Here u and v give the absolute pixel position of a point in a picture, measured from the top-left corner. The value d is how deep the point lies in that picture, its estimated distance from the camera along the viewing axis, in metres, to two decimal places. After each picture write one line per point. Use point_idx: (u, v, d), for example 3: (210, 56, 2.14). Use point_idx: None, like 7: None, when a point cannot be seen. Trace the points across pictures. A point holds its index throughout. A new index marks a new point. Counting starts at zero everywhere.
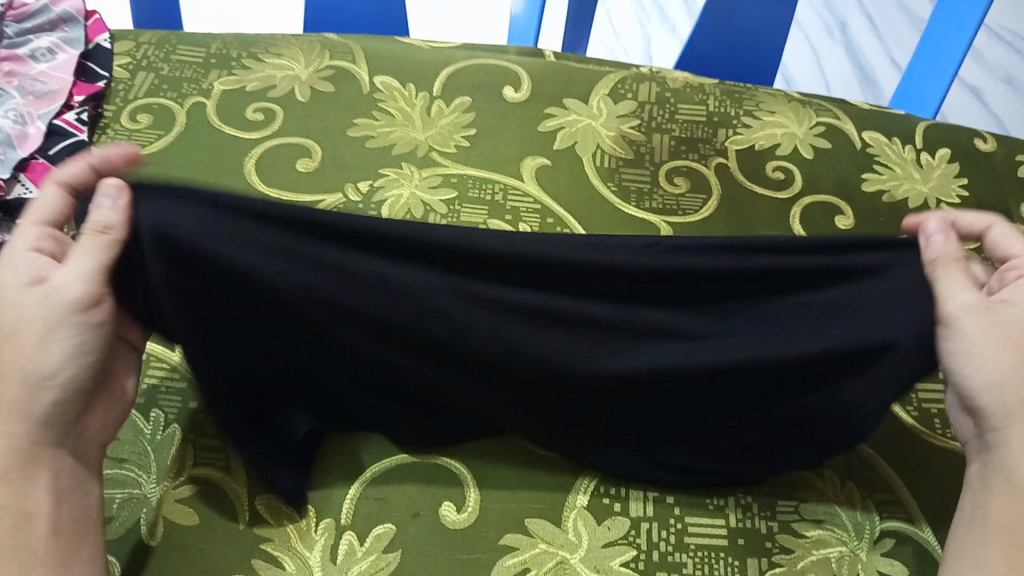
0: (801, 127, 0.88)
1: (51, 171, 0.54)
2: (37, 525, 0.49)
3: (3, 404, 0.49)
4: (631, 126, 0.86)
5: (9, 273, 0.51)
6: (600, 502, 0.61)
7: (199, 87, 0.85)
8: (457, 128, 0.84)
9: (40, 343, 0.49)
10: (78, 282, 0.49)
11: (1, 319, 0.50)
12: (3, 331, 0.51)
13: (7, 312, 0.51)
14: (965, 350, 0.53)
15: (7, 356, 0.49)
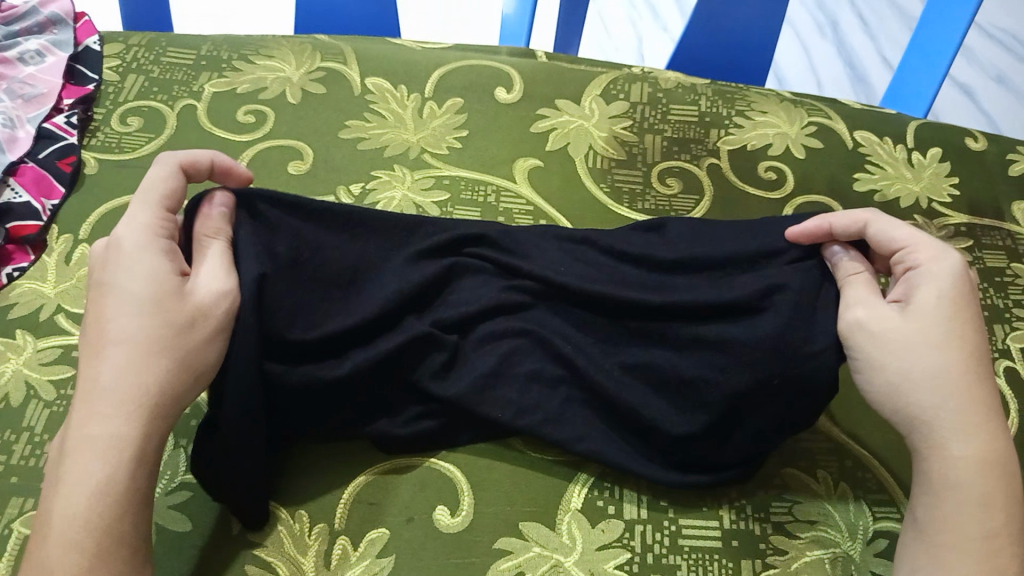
0: (793, 127, 0.88)
1: (157, 186, 0.59)
2: (123, 523, 0.49)
3: (119, 397, 0.51)
4: (624, 127, 0.86)
5: (146, 259, 0.55)
6: (594, 505, 0.61)
7: (189, 89, 0.84)
8: (449, 130, 0.84)
9: (176, 336, 0.53)
10: (223, 279, 0.57)
11: (113, 312, 0.53)
12: (106, 335, 0.53)
13: (114, 319, 0.53)
14: (888, 354, 0.56)
15: (134, 347, 0.52)
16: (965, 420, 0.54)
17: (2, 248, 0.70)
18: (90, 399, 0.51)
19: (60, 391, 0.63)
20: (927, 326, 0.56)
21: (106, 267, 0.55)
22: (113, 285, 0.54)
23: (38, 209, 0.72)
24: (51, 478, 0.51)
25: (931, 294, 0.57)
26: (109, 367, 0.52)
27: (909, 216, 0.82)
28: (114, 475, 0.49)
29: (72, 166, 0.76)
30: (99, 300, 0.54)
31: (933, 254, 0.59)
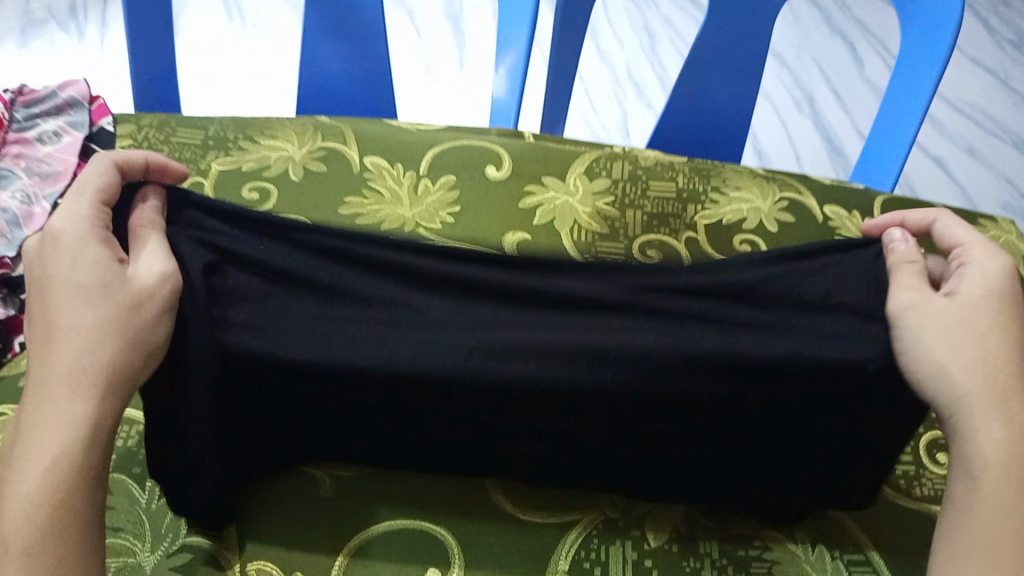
0: (766, 202, 0.93)
1: (89, 181, 0.57)
2: (78, 499, 0.52)
3: (68, 384, 0.53)
4: (607, 203, 0.91)
5: (83, 254, 0.55)
6: (581, 566, 0.64)
7: (196, 168, 0.89)
8: (443, 205, 0.89)
9: (116, 323, 0.54)
10: (161, 263, 0.57)
11: (59, 302, 0.55)
12: (58, 325, 0.54)
13: (64, 309, 0.54)
14: (935, 339, 0.58)
15: (84, 334, 0.54)
16: (1000, 406, 0.57)
17: (16, 319, 0.74)
18: (40, 385, 0.53)
19: None
20: (968, 318, 0.60)
21: (48, 257, 0.56)
22: (56, 277, 0.55)
23: None
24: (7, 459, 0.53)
25: (978, 288, 0.61)
26: (61, 355, 0.53)
27: None
28: (66, 454, 0.52)
29: None
30: (44, 289, 0.55)
31: (982, 251, 0.64)
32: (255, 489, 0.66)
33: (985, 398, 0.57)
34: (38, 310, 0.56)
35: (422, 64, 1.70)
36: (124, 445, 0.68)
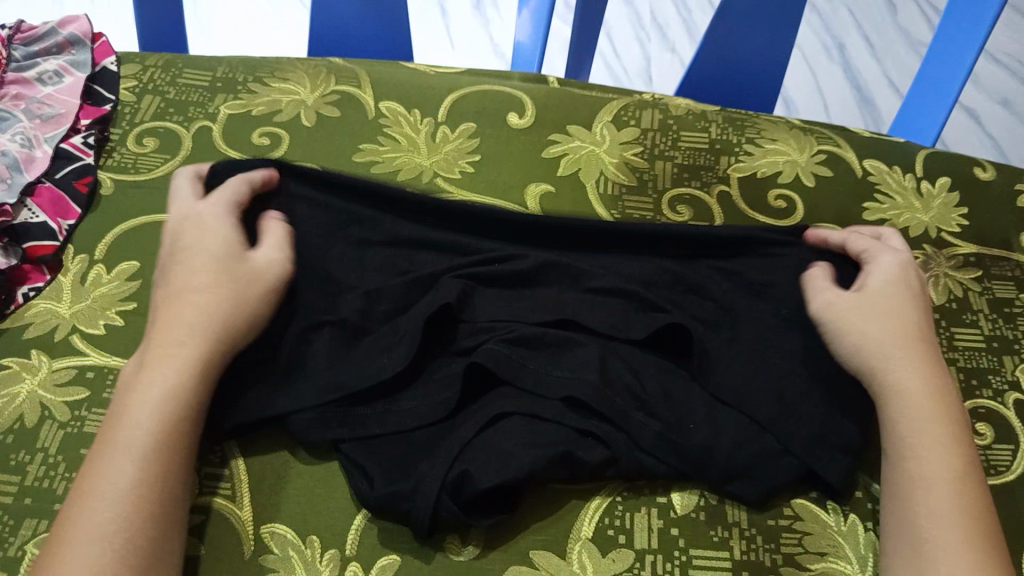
0: (802, 154, 0.88)
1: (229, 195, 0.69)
2: (191, 414, 0.58)
3: (201, 321, 0.61)
4: (634, 153, 0.86)
5: (220, 231, 0.66)
6: (604, 533, 0.62)
7: (205, 111, 0.84)
8: (462, 154, 0.84)
9: (233, 286, 0.64)
10: (274, 258, 0.67)
11: (196, 262, 0.64)
12: (190, 282, 0.63)
13: (197, 270, 0.64)
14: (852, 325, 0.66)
15: (210, 291, 0.63)
16: (911, 359, 0.64)
17: (18, 268, 0.70)
18: (176, 314, 0.62)
19: (74, 413, 0.64)
20: (876, 299, 0.68)
21: (194, 234, 0.66)
22: (186, 261, 0.65)
23: (55, 229, 0.73)
24: (127, 382, 0.59)
25: (882, 278, 0.69)
26: (200, 302, 0.62)
27: (918, 246, 0.83)
28: (188, 377, 0.59)
29: (89, 186, 0.76)
30: (180, 258, 0.65)
31: (875, 251, 0.72)
32: (272, 443, 0.64)
33: (900, 354, 0.64)
34: (172, 276, 0.64)
35: (437, 2, 1.63)
36: None
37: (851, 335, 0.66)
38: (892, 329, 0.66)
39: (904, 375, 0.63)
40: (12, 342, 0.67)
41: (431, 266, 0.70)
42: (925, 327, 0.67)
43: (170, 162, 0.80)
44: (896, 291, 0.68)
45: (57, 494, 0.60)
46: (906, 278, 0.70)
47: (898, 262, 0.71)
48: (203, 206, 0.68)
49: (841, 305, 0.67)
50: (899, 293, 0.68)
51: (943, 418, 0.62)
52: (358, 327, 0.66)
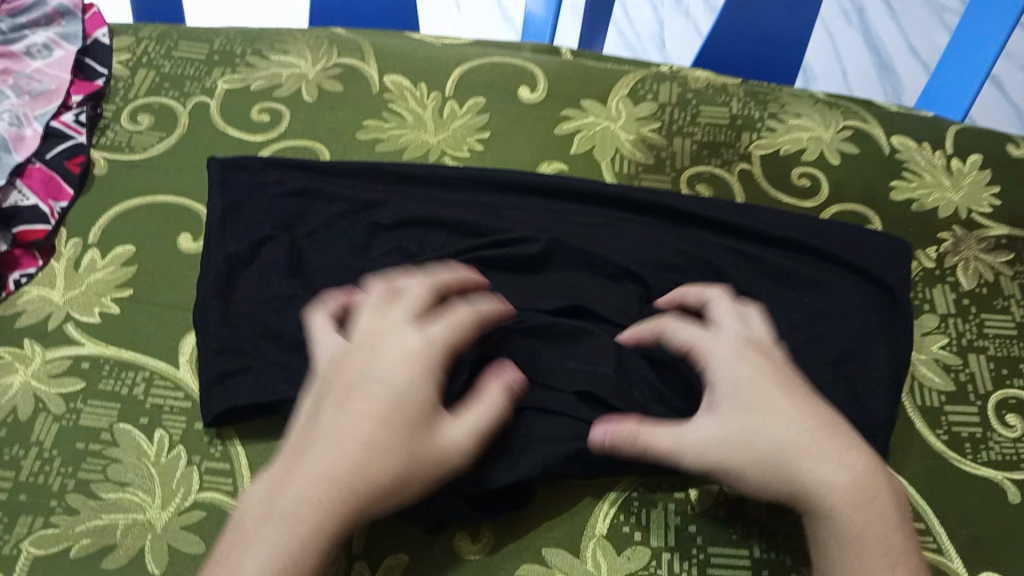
0: (827, 130, 0.84)
1: (456, 320, 0.56)
2: (313, 558, 0.46)
3: (377, 418, 0.49)
4: (652, 129, 0.82)
5: (409, 370, 0.52)
6: (620, 531, 0.60)
7: (202, 86, 0.81)
8: (471, 131, 0.80)
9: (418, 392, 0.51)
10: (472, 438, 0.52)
11: (377, 358, 0.53)
12: (363, 374, 0.52)
13: (382, 372, 0.51)
14: (755, 426, 0.53)
15: (396, 394, 0.50)
16: (827, 449, 0.52)
17: (9, 254, 0.68)
18: (348, 400, 0.50)
19: (69, 405, 0.61)
20: (736, 408, 0.54)
21: (383, 335, 0.54)
22: (368, 379, 0.51)
23: (46, 212, 0.70)
24: (282, 458, 0.50)
25: (737, 375, 0.56)
26: (361, 402, 0.50)
27: (947, 227, 0.79)
28: (331, 501, 0.47)
29: (80, 166, 0.73)
30: (365, 348, 0.54)
31: (717, 345, 0.58)
32: (273, 434, 0.61)
33: (814, 449, 0.52)
34: (348, 363, 0.53)
35: None
36: (129, 391, 0.62)
37: (750, 453, 0.53)
38: (795, 415, 0.53)
39: (820, 467, 0.51)
40: (5, 331, 0.65)
41: (439, 249, 0.68)
42: (815, 402, 0.55)
43: (166, 140, 0.77)
44: (760, 383, 0.55)
45: (53, 490, 0.58)
46: (733, 367, 0.56)
47: (722, 356, 0.57)
48: (412, 329, 0.54)
49: (723, 426, 0.54)
50: (761, 376, 0.55)
51: (873, 496, 0.51)
52: None
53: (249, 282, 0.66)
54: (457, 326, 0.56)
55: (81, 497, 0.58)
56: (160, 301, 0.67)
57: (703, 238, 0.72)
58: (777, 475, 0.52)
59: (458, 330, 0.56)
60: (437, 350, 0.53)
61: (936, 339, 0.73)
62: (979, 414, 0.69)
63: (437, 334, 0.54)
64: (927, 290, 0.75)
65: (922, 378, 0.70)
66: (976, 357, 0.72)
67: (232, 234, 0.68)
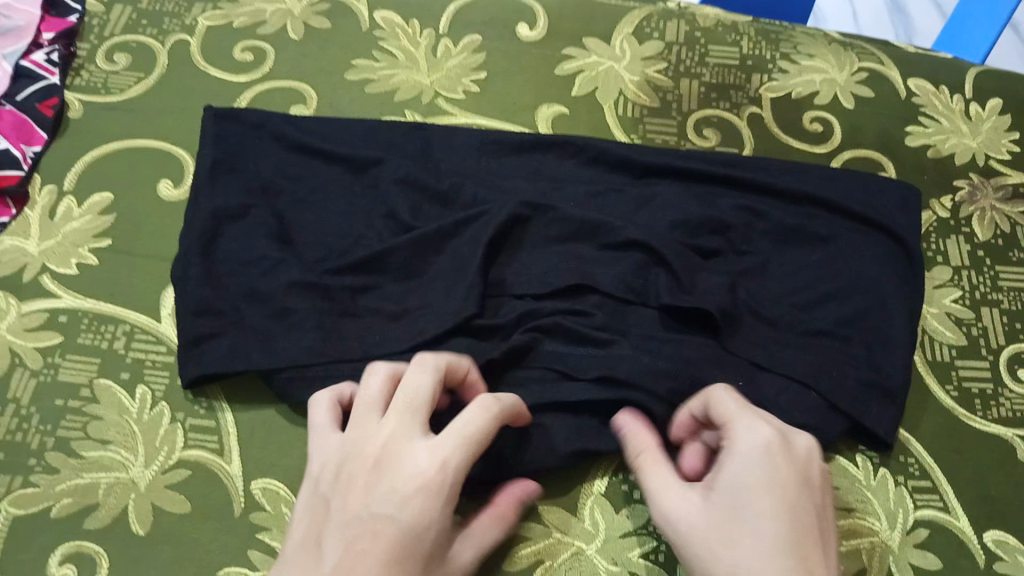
0: (842, 72, 0.80)
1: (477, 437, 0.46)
2: None
3: (379, 565, 0.42)
4: (657, 70, 0.78)
5: (422, 507, 0.44)
6: (619, 489, 0.57)
7: (182, 23, 0.76)
8: (466, 71, 0.76)
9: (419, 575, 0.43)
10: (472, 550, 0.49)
11: (390, 481, 0.44)
12: (373, 504, 0.44)
13: (394, 505, 0.44)
14: (735, 543, 0.43)
15: (404, 536, 0.43)
16: None
17: None
18: (353, 527, 0.43)
19: (47, 360, 0.59)
20: (730, 519, 0.44)
21: (402, 452, 0.45)
22: (377, 513, 0.43)
23: (18, 156, 0.66)
24: (278, 573, 0.43)
25: (742, 482, 0.45)
26: (365, 542, 0.42)
27: (964, 174, 0.76)
28: None
29: (54, 108, 0.69)
30: (382, 463, 0.45)
31: (746, 429, 0.48)
32: (259, 392, 0.59)
33: None
34: (361, 476, 0.45)
35: None
36: (109, 346, 0.60)
37: (705, 567, 0.44)
38: (774, 555, 0.42)
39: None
40: None
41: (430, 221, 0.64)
42: (819, 540, 0.44)
43: (143, 81, 0.73)
44: (760, 498, 0.44)
45: (32, 448, 0.56)
46: (746, 474, 0.45)
47: (751, 455, 0.46)
48: (425, 448, 0.45)
49: (695, 530, 0.45)
50: (774, 491, 0.45)
51: None
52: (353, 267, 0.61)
53: (234, 235, 0.63)
54: (478, 440, 0.46)
55: (61, 456, 0.56)
56: (141, 251, 0.64)
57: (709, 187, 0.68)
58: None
59: (477, 437, 0.46)
60: (453, 477, 0.44)
61: (949, 292, 0.70)
62: (991, 369, 0.66)
63: (453, 458, 0.45)
64: (941, 240, 0.72)
65: (932, 332, 0.67)
66: (989, 310, 0.69)
67: (215, 183, 0.65)
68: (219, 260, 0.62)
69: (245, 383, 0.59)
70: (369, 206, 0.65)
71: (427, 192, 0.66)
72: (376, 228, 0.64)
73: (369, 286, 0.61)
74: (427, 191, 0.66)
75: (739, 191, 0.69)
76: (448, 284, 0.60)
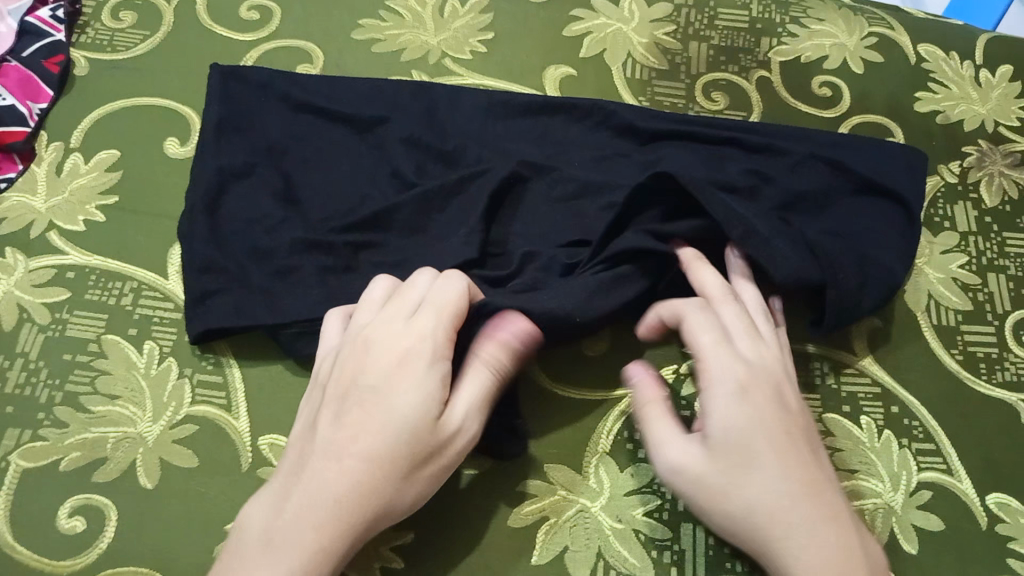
0: (852, 37, 0.79)
1: (445, 308, 0.50)
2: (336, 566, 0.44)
3: (380, 426, 0.45)
4: (666, 32, 0.77)
5: (407, 374, 0.47)
6: (624, 447, 0.58)
7: None
8: (473, 32, 0.75)
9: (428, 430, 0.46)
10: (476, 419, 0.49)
11: (373, 359, 0.48)
12: (357, 381, 0.47)
13: (378, 373, 0.47)
14: (735, 480, 0.46)
15: (392, 398, 0.46)
16: (817, 514, 0.46)
17: None
18: (348, 402, 0.47)
19: (55, 315, 0.59)
20: (726, 458, 0.47)
21: (377, 333, 0.49)
22: (364, 385, 0.47)
23: (24, 113, 0.66)
24: (292, 463, 0.47)
25: (729, 423, 0.47)
26: (362, 412, 0.46)
27: (973, 140, 0.75)
28: (343, 506, 0.44)
29: (59, 66, 0.69)
30: (360, 347, 0.49)
31: (719, 370, 0.49)
32: (266, 350, 0.59)
33: (803, 510, 0.46)
34: (343, 364, 0.49)
35: None
36: (116, 302, 0.60)
37: (713, 510, 0.47)
38: (777, 481, 0.46)
39: (782, 540, 0.45)
40: None
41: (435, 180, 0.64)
42: (807, 454, 0.48)
43: (149, 39, 0.72)
44: (756, 436, 0.47)
45: (40, 402, 0.56)
46: (734, 409, 0.48)
47: (724, 394, 0.48)
48: (404, 326, 0.49)
49: (694, 463, 0.48)
50: (761, 422, 0.48)
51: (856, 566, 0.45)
52: (359, 226, 0.61)
53: (241, 194, 0.63)
54: (450, 308, 0.50)
55: (70, 410, 0.56)
56: (147, 210, 0.64)
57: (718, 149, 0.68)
58: (740, 533, 0.47)
59: (454, 308, 0.50)
60: (433, 343, 0.48)
61: (956, 258, 0.70)
62: (996, 335, 0.66)
63: (430, 327, 0.49)
64: (949, 206, 0.72)
65: (938, 297, 0.68)
66: (996, 276, 0.69)
67: (220, 141, 0.65)
68: (225, 218, 0.62)
69: (252, 341, 0.59)
70: (375, 165, 0.65)
71: (434, 153, 0.66)
72: (382, 187, 0.64)
73: (375, 244, 0.61)
74: (433, 151, 0.66)
75: (747, 154, 0.68)
76: (454, 243, 0.60)
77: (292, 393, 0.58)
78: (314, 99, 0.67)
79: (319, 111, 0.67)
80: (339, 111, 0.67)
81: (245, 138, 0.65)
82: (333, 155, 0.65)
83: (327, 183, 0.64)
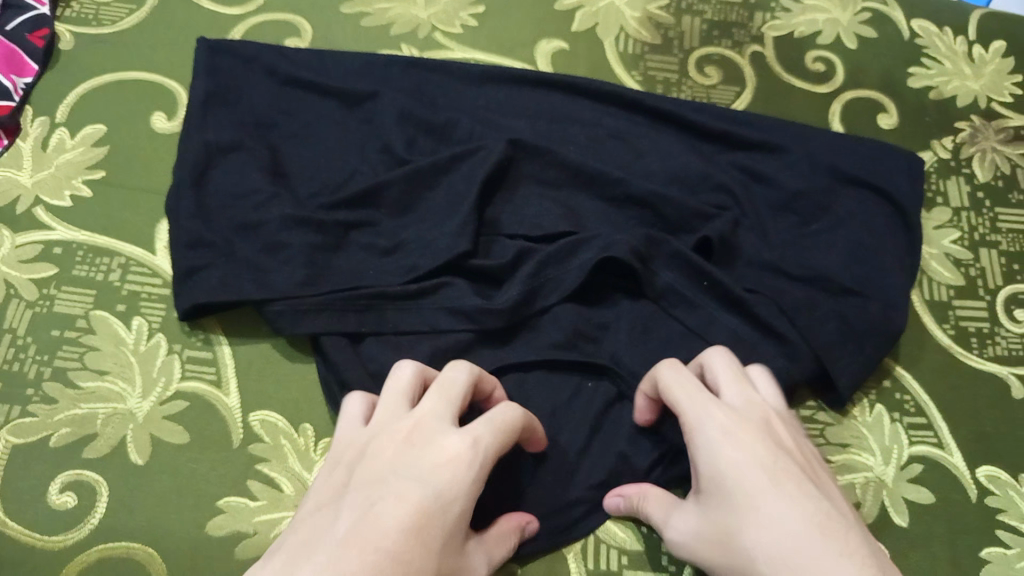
0: (845, 12, 0.79)
1: (496, 419, 0.42)
2: None
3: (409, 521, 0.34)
4: (660, 6, 0.76)
5: (453, 477, 0.37)
6: None
7: None
8: (463, 6, 0.74)
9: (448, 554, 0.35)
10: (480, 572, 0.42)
11: (407, 451, 0.38)
12: (393, 468, 0.37)
13: (417, 464, 0.37)
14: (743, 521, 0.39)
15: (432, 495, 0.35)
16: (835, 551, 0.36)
17: None
18: (375, 489, 0.36)
19: (42, 291, 0.59)
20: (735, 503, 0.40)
21: (425, 428, 0.39)
22: (402, 477, 0.36)
23: (9, 87, 0.65)
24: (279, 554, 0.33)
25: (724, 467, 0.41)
26: (393, 500, 0.35)
27: (965, 116, 0.75)
28: None
29: (45, 40, 0.68)
30: (407, 437, 0.39)
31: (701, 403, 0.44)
32: (256, 326, 0.59)
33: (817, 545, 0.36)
34: (370, 451, 0.39)
35: None
36: (104, 278, 0.59)
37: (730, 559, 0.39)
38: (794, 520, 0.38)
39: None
40: None
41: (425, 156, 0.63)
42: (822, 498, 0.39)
43: (135, 12, 0.71)
44: (760, 473, 0.40)
45: (29, 379, 0.56)
46: (722, 460, 0.41)
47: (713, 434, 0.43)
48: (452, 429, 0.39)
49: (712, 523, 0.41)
50: (767, 456, 0.41)
51: None
52: (348, 202, 0.60)
53: (228, 168, 0.62)
54: (501, 429, 0.41)
55: (59, 386, 0.56)
56: (134, 186, 0.63)
57: (711, 125, 0.67)
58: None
59: (507, 428, 0.41)
60: (483, 457, 0.39)
61: (948, 233, 0.70)
62: (988, 310, 0.66)
63: (486, 438, 0.40)
64: (943, 181, 0.72)
65: (931, 272, 0.67)
66: (987, 252, 0.69)
67: (208, 115, 0.64)
68: (212, 193, 0.61)
69: (241, 317, 0.59)
70: (365, 140, 0.64)
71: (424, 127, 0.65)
72: (371, 162, 0.63)
73: (365, 220, 0.60)
74: (424, 126, 0.65)
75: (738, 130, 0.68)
76: (444, 217, 0.60)
77: (283, 369, 0.57)
78: (302, 74, 0.66)
79: (307, 85, 0.66)
80: (327, 86, 0.66)
81: (233, 112, 0.65)
82: (322, 130, 0.65)
83: (316, 160, 0.63)
